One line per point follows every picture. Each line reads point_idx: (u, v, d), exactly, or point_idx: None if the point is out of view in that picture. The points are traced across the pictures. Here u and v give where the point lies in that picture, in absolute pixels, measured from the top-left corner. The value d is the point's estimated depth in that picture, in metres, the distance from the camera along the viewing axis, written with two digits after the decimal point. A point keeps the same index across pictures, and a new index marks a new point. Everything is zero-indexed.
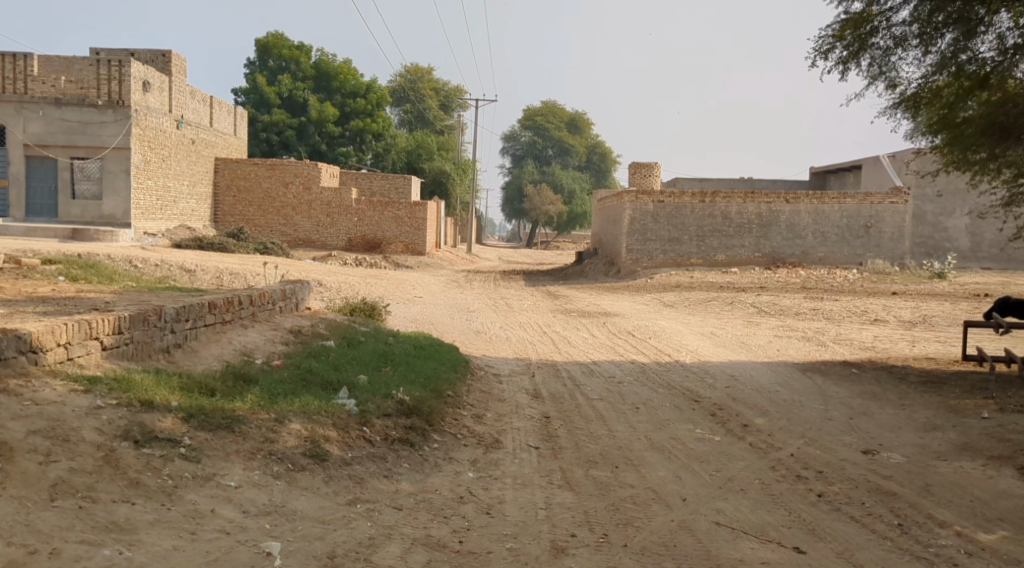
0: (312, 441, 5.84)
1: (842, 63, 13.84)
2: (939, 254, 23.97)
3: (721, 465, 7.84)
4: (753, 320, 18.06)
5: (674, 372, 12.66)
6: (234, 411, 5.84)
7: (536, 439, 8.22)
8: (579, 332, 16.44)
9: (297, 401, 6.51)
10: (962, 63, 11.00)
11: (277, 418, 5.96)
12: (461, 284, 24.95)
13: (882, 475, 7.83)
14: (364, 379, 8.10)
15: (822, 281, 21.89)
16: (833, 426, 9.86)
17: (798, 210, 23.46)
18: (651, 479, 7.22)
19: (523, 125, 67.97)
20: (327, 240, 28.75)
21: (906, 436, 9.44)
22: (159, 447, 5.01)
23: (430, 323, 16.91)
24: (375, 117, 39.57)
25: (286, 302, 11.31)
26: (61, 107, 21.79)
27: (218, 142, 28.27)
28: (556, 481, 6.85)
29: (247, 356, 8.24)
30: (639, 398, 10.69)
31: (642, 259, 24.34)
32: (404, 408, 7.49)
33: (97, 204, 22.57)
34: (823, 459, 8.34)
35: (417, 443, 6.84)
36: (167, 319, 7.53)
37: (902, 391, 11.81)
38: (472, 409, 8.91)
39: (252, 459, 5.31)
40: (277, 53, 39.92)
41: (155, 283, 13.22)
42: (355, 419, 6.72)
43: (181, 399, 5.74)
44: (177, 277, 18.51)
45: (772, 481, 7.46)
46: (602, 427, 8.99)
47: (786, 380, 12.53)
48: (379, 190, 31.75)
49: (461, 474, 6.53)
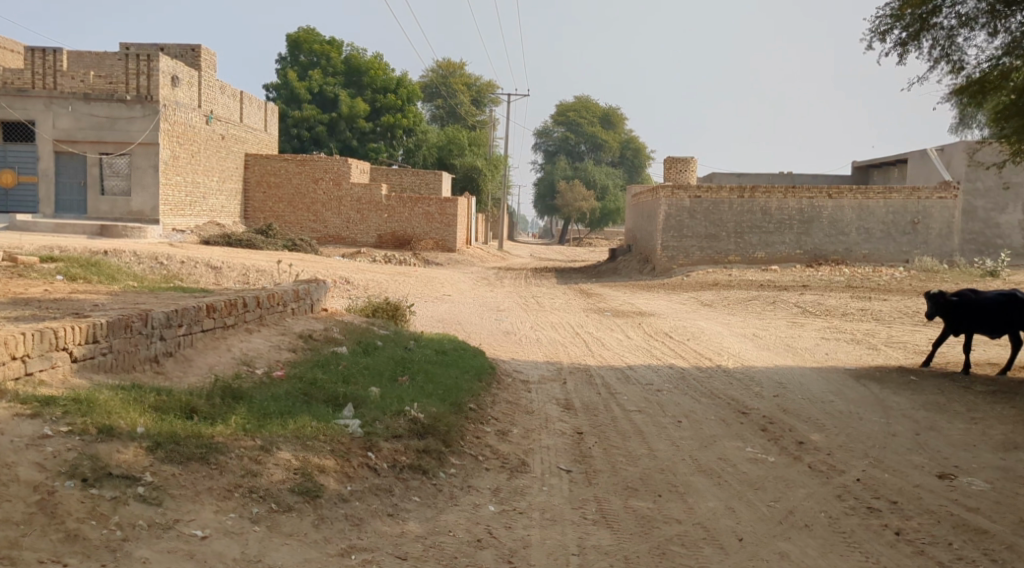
0: (302, 473, 4.98)
1: (901, 44, 12.78)
2: (990, 251, 22.45)
3: (779, 495, 6.85)
4: (797, 321, 17.00)
5: (717, 379, 11.62)
6: (212, 436, 4.99)
7: (567, 460, 7.30)
8: (614, 333, 15.53)
9: (291, 422, 5.65)
10: None
11: (264, 446, 5.09)
12: (491, 281, 24.10)
13: (966, 506, 6.82)
14: (375, 393, 7.23)
15: (867, 279, 20.73)
16: (899, 443, 8.82)
17: (841, 206, 22.31)
18: (700, 512, 6.28)
19: (556, 121, 67.06)
20: (357, 236, 28.01)
21: (985, 457, 8.40)
22: (112, 487, 4.19)
23: (457, 323, 16.08)
24: (406, 113, 38.77)
25: (299, 303, 10.48)
26: (90, 102, 21.28)
27: (247, 137, 27.63)
28: (590, 515, 5.93)
29: (246, 365, 7.42)
30: (680, 409, 9.71)
31: (678, 256, 23.25)
32: (417, 427, 6.61)
33: (126, 200, 21.93)
34: (895, 485, 7.35)
35: (431, 469, 5.97)
36: (155, 324, 6.78)
37: (970, 402, 10.71)
38: (496, 425, 8.00)
39: (227, 500, 4.46)
40: (308, 48, 39.25)
41: (160, 281, 12.40)
42: (359, 443, 5.83)
43: (151, 423, 4.90)
44: (200, 275, 17.82)
45: (841, 514, 6.49)
46: (641, 445, 8.05)
47: (840, 388, 11.48)
48: (409, 186, 30.97)
49: (481, 508, 5.65)
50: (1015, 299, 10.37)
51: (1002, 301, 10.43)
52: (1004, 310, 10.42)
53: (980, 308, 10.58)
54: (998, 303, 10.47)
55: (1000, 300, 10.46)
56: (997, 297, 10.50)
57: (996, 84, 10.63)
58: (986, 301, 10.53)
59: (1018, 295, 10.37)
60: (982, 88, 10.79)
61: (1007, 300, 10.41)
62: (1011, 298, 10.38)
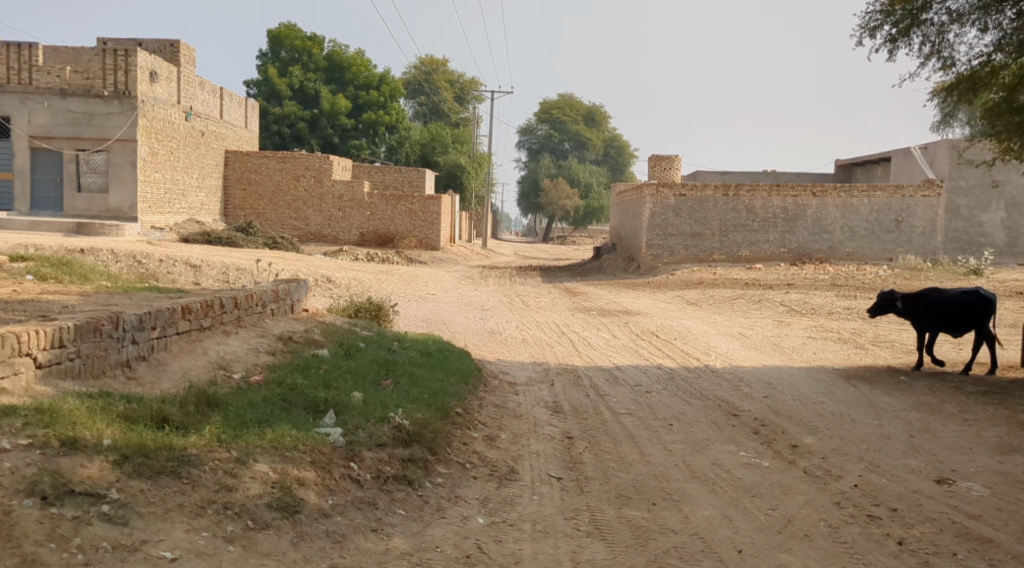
0: (280, 487, 4.70)
1: (890, 40, 12.62)
2: (973, 249, 22.30)
3: (777, 502, 6.62)
4: (784, 320, 16.81)
5: (706, 380, 11.39)
6: (185, 448, 4.70)
7: (557, 467, 7.05)
8: (600, 333, 15.29)
9: (269, 431, 5.36)
10: None
11: (240, 458, 4.81)
12: (476, 280, 23.82)
13: (967, 513, 6.63)
14: (357, 398, 6.95)
15: (852, 277, 20.61)
16: (894, 446, 8.62)
17: (825, 204, 22.20)
18: (696, 521, 6.04)
19: (539, 118, 66.78)
20: (339, 234, 27.66)
21: (982, 460, 8.22)
22: (74, 506, 3.92)
23: (441, 323, 15.81)
24: (388, 109, 38.63)
25: (278, 304, 10.17)
26: (66, 97, 20.83)
27: (228, 134, 27.22)
28: (583, 527, 5.68)
29: (223, 370, 7.11)
30: (670, 411, 9.48)
31: (663, 254, 23.04)
32: (402, 435, 6.34)
33: (103, 198, 21.48)
34: (894, 491, 7.14)
35: (416, 480, 5.70)
36: (127, 326, 6.48)
37: (961, 402, 10.55)
38: (483, 431, 7.75)
39: (199, 518, 4.18)
40: (289, 44, 38.34)
41: (134, 281, 12.00)
42: (341, 453, 5.55)
43: (120, 434, 4.62)
44: (178, 274, 17.45)
45: (841, 523, 6.27)
46: (632, 450, 7.81)
47: (830, 388, 11.29)
48: (392, 183, 30.66)
49: (469, 520, 5.39)
50: (978, 296, 10.42)
51: (965, 299, 10.47)
52: (968, 308, 10.46)
53: (944, 305, 10.62)
54: (962, 301, 10.51)
55: (964, 298, 10.50)
56: (960, 295, 10.54)
57: (987, 81, 10.46)
58: (950, 300, 10.58)
59: (981, 293, 10.43)
60: (973, 85, 10.61)
61: (970, 297, 10.46)
62: (974, 295, 10.42)
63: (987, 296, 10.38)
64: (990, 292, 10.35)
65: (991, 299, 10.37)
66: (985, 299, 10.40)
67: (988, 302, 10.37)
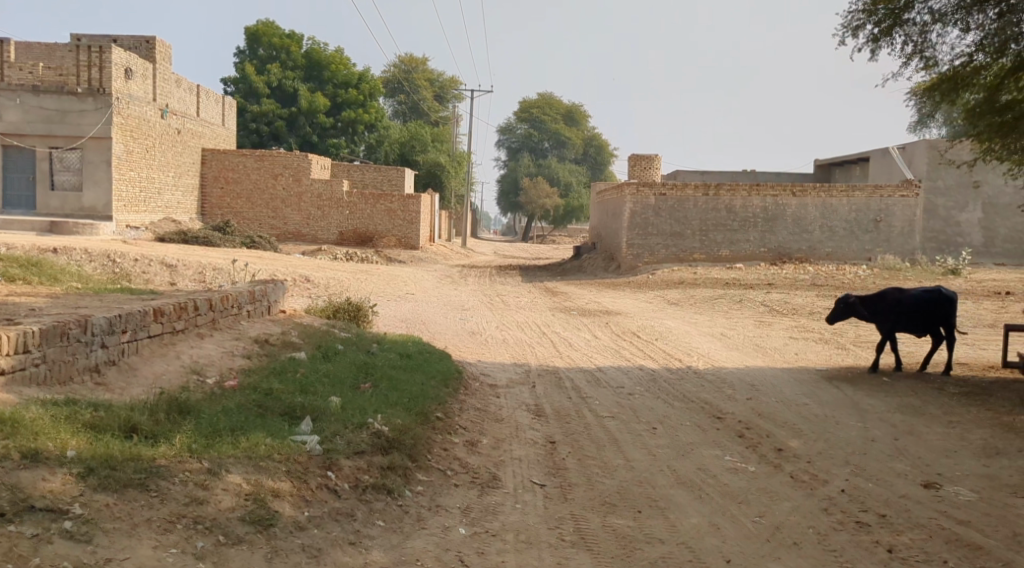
0: (254, 499, 4.51)
1: (873, 40, 12.57)
2: (951, 249, 22.46)
3: (764, 508, 6.50)
4: (765, 320, 16.75)
5: (688, 382, 11.28)
6: (154, 459, 4.49)
7: (541, 474, 6.88)
8: (581, 333, 15.16)
9: (243, 440, 5.16)
10: (1008, 41, 9.63)
11: (211, 468, 4.61)
12: (455, 279, 23.63)
13: (955, 519, 6.54)
14: (335, 403, 6.76)
15: (832, 277, 20.61)
16: (879, 449, 8.53)
17: (805, 204, 22.18)
18: (683, 529, 5.91)
19: (518, 117, 66.66)
20: (318, 233, 27.36)
21: (968, 463, 8.14)
22: (33, 523, 3.72)
23: (420, 323, 15.63)
24: (367, 108, 38.49)
25: (255, 305, 9.95)
26: (38, 95, 20.48)
27: (205, 132, 26.87)
28: (568, 536, 5.53)
29: (196, 374, 6.90)
30: (654, 414, 9.34)
31: (643, 254, 22.94)
32: (381, 441, 6.16)
33: (77, 196, 21.09)
34: (881, 496, 7.04)
35: (396, 488, 5.53)
36: (96, 330, 6.26)
37: (945, 403, 10.49)
38: (464, 436, 7.58)
39: (167, 534, 3.98)
40: (267, 41, 37.95)
41: (106, 281, 11.72)
42: (318, 461, 5.37)
43: (85, 444, 4.42)
44: (154, 274, 17.15)
45: (830, 530, 6.16)
46: (616, 454, 7.68)
47: (813, 390, 11.21)
48: (371, 182, 30.41)
49: (451, 531, 5.22)
50: (941, 295, 10.48)
51: (929, 297, 10.49)
52: (931, 307, 10.48)
53: (907, 304, 10.57)
54: (925, 300, 10.52)
55: (927, 297, 10.52)
56: (923, 294, 10.56)
57: (968, 81, 10.37)
58: (913, 298, 10.55)
59: (943, 292, 10.50)
60: (955, 85, 10.52)
61: (934, 296, 10.50)
62: (937, 294, 10.48)
63: (949, 295, 10.47)
64: (954, 291, 10.44)
65: (953, 298, 10.46)
66: (947, 298, 10.47)
67: (950, 302, 10.45)
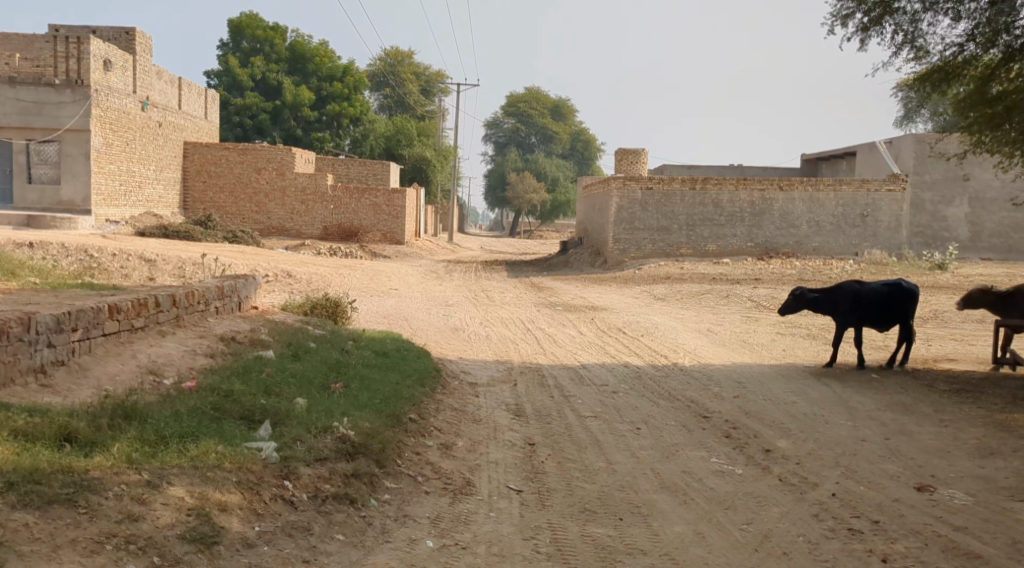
0: (196, 514, 4.17)
1: (863, 31, 12.26)
2: (938, 244, 22.24)
3: (752, 515, 6.18)
4: (752, 315, 16.46)
5: (674, 379, 10.93)
6: (86, 471, 4.16)
7: (518, 478, 6.53)
8: (566, 330, 14.80)
9: (190, 447, 4.81)
10: (1001, 30, 9.28)
11: (151, 481, 4.27)
12: (440, 275, 23.24)
13: (952, 525, 6.22)
14: (301, 405, 6.38)
15: (821, 272, 20.32)
16: (870, 450, 8.21)
17: (792, 198, 21.88)
18: (667, 539, 5.58)
19: (505, 112, 66.39)
20: (301, 228, 26.93)
21: (962, 465, 7.83)
22: None
23: (402, 319, 15.24)
24: (352, 101, 37.84)
25: (223, 302, 9.54)
26: (15, 86, 19.96)
27: (186, 126, 26.34)
28: (543, 548, 5.18)
29: (152, 375, 6.51)
30: (638, 414, 9.00)
31: (630, 249, 22.60)
32: (347, 446, 5.80)
33: (54, 190, 20.55)
34: (874, 500, 6.73)
35: (360, 497, 5.18)
36: (41, 328, 5.87)
37: (935, 401, 10.18)
38: (438, 438, 7.21)
39: (93, 557, 3.66)
40: (250, 34, 37.62)
41: (72, 276, 11.23)
42: (274, 470, 5.02)
43: (8, 456, 4.06)
44: (132, 269, 16.69)
45: (820, 538, 5.84)
46: (597, 456, 7.35)
47: (801, 387, 10.87)
48: (356, 176, 30.01)
49: (417, 544, 4.88)
50: (902, 288, 10.24)
51: (889, 291, 10.24)
52: (891, 300, 10.21)
53: (866, 299, 10.27)
54: (886, 294, 10.25)
55: (887, 291, 10.27)
56: (882, 289, 10.28)
57: (960, 71, 10.01)
58: (874, 292, 10.25)
59: (903, 285, 10.26)
60: (946, 76, 10.18)
61: (894, 290, 10.24)
62: (896, 287, 10.23)
63: (908, 289, 10.22)
64: (913, 283, 10.21)
65: (914, 291, 10.24)
66: (907, 290, 10.24)
67: (910, 294, 10.23)
